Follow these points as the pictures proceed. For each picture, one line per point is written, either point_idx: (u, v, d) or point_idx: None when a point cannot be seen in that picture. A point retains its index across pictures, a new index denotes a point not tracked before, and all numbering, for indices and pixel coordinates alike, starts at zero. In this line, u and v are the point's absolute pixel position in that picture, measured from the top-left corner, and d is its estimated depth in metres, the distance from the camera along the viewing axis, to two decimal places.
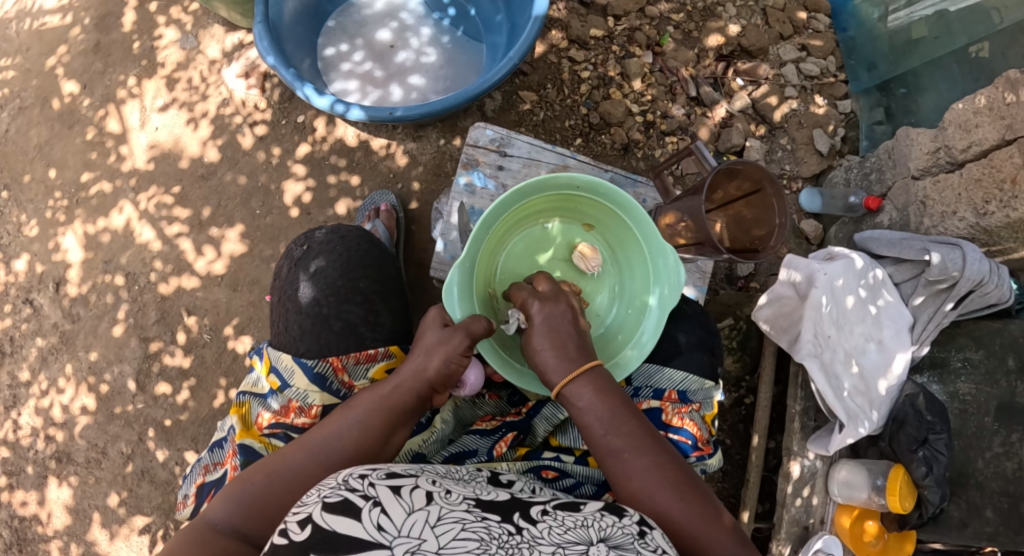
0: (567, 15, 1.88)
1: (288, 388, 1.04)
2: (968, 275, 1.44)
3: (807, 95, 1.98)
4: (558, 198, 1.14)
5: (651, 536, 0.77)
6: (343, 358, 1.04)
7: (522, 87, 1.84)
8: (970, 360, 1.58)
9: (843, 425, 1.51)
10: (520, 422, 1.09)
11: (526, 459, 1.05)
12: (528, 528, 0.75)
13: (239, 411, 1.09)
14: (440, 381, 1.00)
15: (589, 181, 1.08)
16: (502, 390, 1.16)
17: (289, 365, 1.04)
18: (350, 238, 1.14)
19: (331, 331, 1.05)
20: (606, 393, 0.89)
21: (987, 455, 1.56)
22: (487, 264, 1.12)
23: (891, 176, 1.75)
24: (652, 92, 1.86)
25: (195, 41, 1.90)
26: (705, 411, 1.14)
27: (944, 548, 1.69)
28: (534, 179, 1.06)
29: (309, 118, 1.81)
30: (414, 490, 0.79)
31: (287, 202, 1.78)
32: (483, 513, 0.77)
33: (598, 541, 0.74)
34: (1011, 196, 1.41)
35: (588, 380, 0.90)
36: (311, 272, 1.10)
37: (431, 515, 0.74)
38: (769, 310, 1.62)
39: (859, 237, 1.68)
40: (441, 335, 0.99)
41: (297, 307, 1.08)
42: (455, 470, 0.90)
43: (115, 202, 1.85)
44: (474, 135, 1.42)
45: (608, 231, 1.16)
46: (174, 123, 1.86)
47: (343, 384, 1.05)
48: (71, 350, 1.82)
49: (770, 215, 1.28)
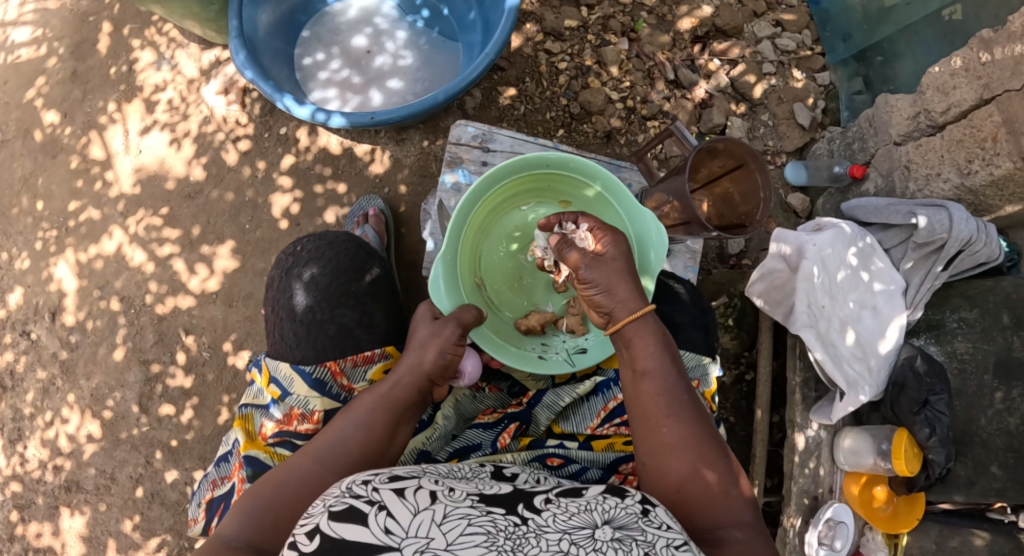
0: (540, 8, 1.88)
1: (289, 396, 1.06)
2: (956, 235, 1.46)
3: (786, 70, 1.98)
4: (531, 180, 1.17)
5: (654, 514, 0.78)
6: (340, 362, 1.05)
7: (500, 83, 1.85)
8: (965, 320, 1.60)
9: (844, 393, 1.53)
10: (522, 412, 1.10)
11: (530, 449, 1.07)
12: (533, 519, 0.75)
13: (242, 423, 1.11)
14: (438, 373, 1.02)
15: (555, 158, 1.11)
16: (502, 382, 1.17)
17: (289, 373, 1.05)
18: (339, 243, 1.14)
19: (327, 336, 1.06)
20: (663, 340, 0.93)
21: (989, 412, 1.57)
22: (470, 254, 1.17)
23: (874, 143, 1.76)
24: (630, 78, 1.87)
25: (171, 62, 1.90)
26: (704, 387, 1.16)
27: (953, 507, 1.68)
28: (501, 165, 1.10)
29: (291, 129, 1.81)
30: (418, 491, 0.79)
31: (275, 215, 1.79)
32: (487, 507, 0.77)
33: (604, 523, 0.74)
34: (993, 154, 1.41)
35: (646, 326, 0.93)
36: (303, 280, 1.10)
37: (437, 513, 0.75)
38: (761, 285, 1.64)
39: (846, 206, 1.71)
40: (432, 327, 1.04)
41: (291, 315, 1.08)
42: (457, 467, 0.90)
43: (105, 228, 1.85)
44: (456, 133, 1.43)
45: (586, 204, 1.18)
46: (157, 145, 1.86)
47: (343, 388, 1.06)
48: (72, 378, 1.83)
49: (755, 190, 1.29)
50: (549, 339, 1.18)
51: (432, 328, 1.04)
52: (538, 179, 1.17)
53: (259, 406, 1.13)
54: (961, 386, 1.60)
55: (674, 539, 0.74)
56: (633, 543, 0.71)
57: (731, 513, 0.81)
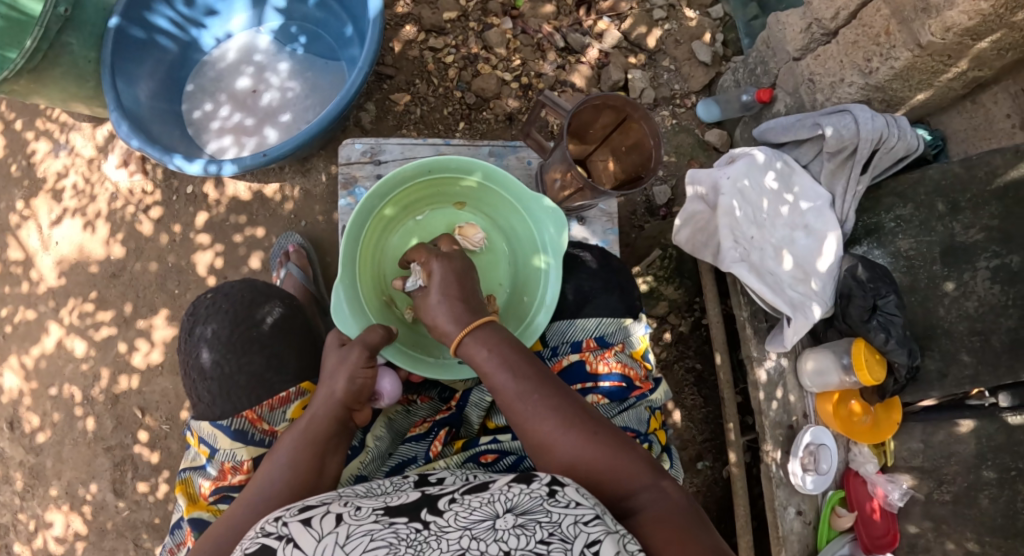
0: (416, 7, 1.86)
1: (216, 452, 1.05)
2: (865, 137, 1.45)
3: (677, 11, 1.96)
4: (420, 188, 1.17)
5: (562, 494, 0.77)
6: (257, 409, 1.05)
7: (392, 90, 1.82)
8: (903, 218, 1.53)
9: (791, 318, 1.49)
10: (451, 416, 1.11)
11: (463, 451, 1.07)
12: (434, 521, 0.74)
13: (182, 488, 1.10)
14: (353, 399, 1.01)
15: (440, 161, 1.11)
16: (431, 391, 1.16)
17: (210, 431, 1.04)
18: (235, 292, 1.13)
19: (240, 387, 1.05)
20: (503, 343, 0.94)
21: (946, 302, 1.49)
22: (373, 272, 1.16)
23: (774, 64, 1.74)
24: (520, 55, 1.86)
25: (68, 146, 1.88)
26: (630, 348, 1.15)
27: (936, 403, 1.58)
28: (385, 178, 1.08)
29: (198, 187, 1.80)
30: (325, 516, 0.77)
31: (202, 273, 1.77)
32: (391, 519, 0.75)
33: (506, 512, 0.73)
34: (889, 47, 1.40)
35: (482, 336, 0.94)
36: (205, 337, 1.09)
37: (340, 535, 0.73)
38: (686, 232, 1.60)
39: (757, 132, 1.66)
40: (341, 353, 1.03)
41: (201, 373, 1.07)
42: (374, 484, 0.89)
43: (41, 325, 1.83)
44: (345, 153, 1.39)
45: (480, 202, 1.21)
46: (73, 233, 1.83)
47: (266, 432, 1.07)
48: (45, 483, 1.79)
49: (642, 140, 1.27)
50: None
51: (339, 355, 1.02)
52: (426, 186, 1.17)
53: (195, 467, 1.12)
54: (913, 284, 1.53)
55: (583, 514, 0.73)
56: (534, 526, 0.70)
57: (628, 473, 0.83)
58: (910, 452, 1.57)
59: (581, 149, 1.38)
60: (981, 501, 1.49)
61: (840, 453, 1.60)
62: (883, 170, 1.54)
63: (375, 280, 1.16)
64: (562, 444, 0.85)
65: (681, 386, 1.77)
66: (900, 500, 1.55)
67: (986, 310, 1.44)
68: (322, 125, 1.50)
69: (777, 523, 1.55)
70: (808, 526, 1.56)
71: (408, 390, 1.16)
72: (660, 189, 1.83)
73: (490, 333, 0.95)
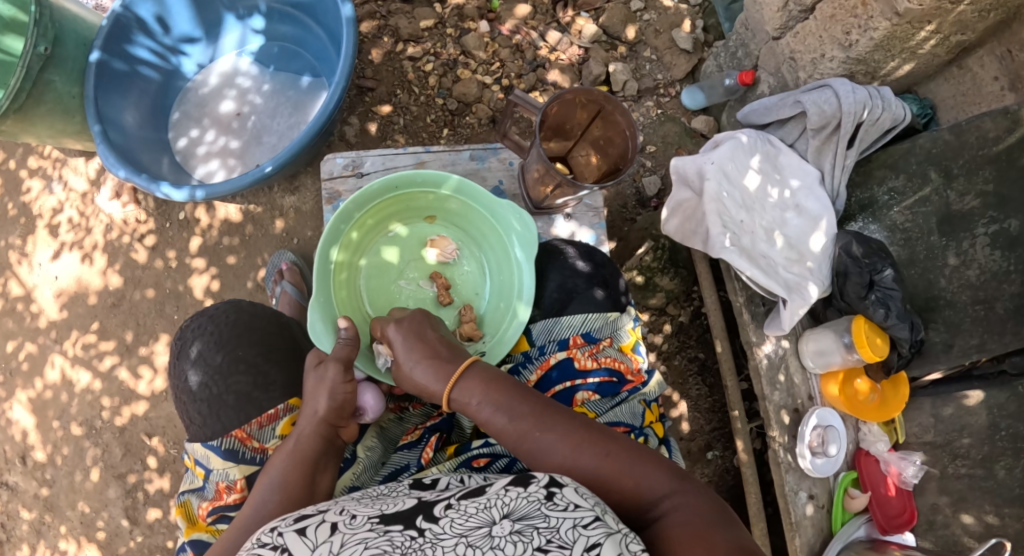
0: (393, 17, 1.86)
1: (211, 473, 1.06)
2: (847, 111, 1.43)
3: (655, 1, 1.94)
4: (388, 205, 1.20)
5: (560, 495, 0.76)
6: (246, 427, 1.06)
7: (374, 102, 1.83)
8: (895, 190, 1.49)
9: (788, 299, 1.46)
10: (442, 422, 1.10)
11: (456, 456, 1.05)
12: (430, 527, 0.73)
13: (182, 510, 1.10)
14: (337, 416, 1.01)
15: (403, 178, 1.16)
16: (423, 397, 1.16)
17: (203, 452, 1.05)
18: (219, 314, 1.14)
19: (228, 406, 1.06)
20: (493, 382, 0.93)
21: (947, 272, 1.44)
22: (348, 292, 1.18)
23: (755, 46, 1.73)
24: (499, 58, 1.86)
25: (61, 181, 1.90)
26: (620, 342, 1.14)
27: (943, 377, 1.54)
28: (351, 198, 1.12)
29: (190, 212, 1.82)
30: (318, 527, 0.77)
31: (199, 297, 1.79)
32: (386, 527, 0.75)
33: (502, 518, 0.73)
34: (866, 19, 1.37)
35: (472, 378, 0.94)
36: (193, 359, 1.10)
37: (334, 545, 0.73)
38: (675, 222, 1.56)
39: (739, 116, 1.64)
40: (318, 375, 1.03)
41: (190, 396, 1.08)
42: (368, 495, 0.88)
43: (45, 358, 1.85)
44: (327, 168, 1.39)
45: (448, 213, 1.24)
46: (71, 265, 1.85)
47: (256, 450, 1.07)
48: (58, 513, 1.82)
49: (623, 131, 1.26)
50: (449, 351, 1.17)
51: (316, 376, 1.03)
52: (394, 202, 1.20)
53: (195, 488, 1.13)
54: (911, 256, 1.48)
55: (582, 518, 0.72)
56: (531, 532, 0.69)
57: (654, 486, 0.82)
58: (922, 428, 1.53)
59: (562, 146, 1.36)
60: (999, 472, 1.43)
61: (850, 434, 1.55)
62: (871, 143, 1.52)
63: (350, 299, 1.18)
64: (583, 472, 0.85)
65: (685, 377, 1.75)
66: (914, 476, 1.50)
67: (988, 279, 1.39)
68: (304, 142, 1.50)
69: (788, 509, 1.50)
70: (823, 511, 1.50)
71: (396, 400, 1.17)
72: (650, 179, 1.81)
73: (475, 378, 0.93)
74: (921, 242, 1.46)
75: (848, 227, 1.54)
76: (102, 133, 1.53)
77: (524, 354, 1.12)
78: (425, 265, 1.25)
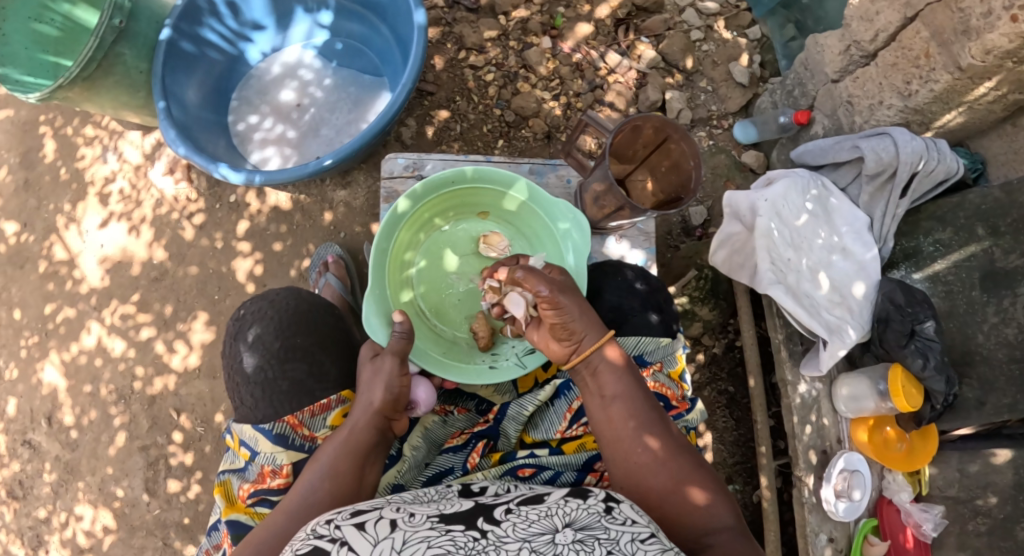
0: (458, 25, 1.90)
1: (257, 455, 1.08)
2: (905, 159, 1.43)
3: (714, 33, 1.97)
4: (446, 199, 1.21)
5: (618, 510, 0.78)
6: (298, 414, 1.07)
7: (433, 106, 1.86)
8: (941, 242, 1.50)
9: (827, 341, 1.48)
10: (489, 429, 1.13)
11: (501, 463, 1.09)
12: (492, 530, 0.75)
13: (221, 489, 1.12)
14: (391, 408, 1.02)
15: (465, 175, 1.17)
16: (469, 402, 1.17)
17: (252, 434, 1.07)
18: (279, 300, 1.16)
19: (281, 392, 1.08)
20: (617, 370, 0.96)
21: (985, 328, 1.43)
22: (402, 282, 1.20)
23: (812, 86, 1.73)
24: (558, 75, 1.89)
25: (116, 152, 1.94)
26: (669, 368, 1.16)
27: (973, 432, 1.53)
28: (411, 190, 1.14)
29: (241, 195, 1.84)
30: (378, 521, 0.78)
31: (241, 280, 1.81)
32: (446, 526, 0.76)
33: (564, 526, 0.74)
34: (929, 70, 1.38)
35: (597, 358, 0.97)
36: (249, 342, 1.12)
37: (396, 541, 0.74)
38: (723, 253, 1.61)
39: (793, 154, 1.67)
40: (374, 365, 1.05)
41: (244, 378, 1.10)
42: (420, 496, 0.89)
43: (83, 324, 1.88)
44: (387, 167, 1.42)
45: (504, 211, 1.24)
46: (117, 235, 1.88)
47: (305, 438, 1.08)
48: (78, 477, 1.84)
49: (685, 159, 1.27)
50: (497, 349, 1.19)
51: (373, 367, 1.04)
52: (451, 196, 1.20)
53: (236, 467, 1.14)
54: (951, 309, 1.48)
55: (639, 532, 0.74)
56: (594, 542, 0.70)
57: (706, 516, 0.86)
58: (947, 480, 1.50)
59: (622, 168, 1.38)
60: (1019, 534, 1.44)
61: (873, 480, 1.53)
62: (923, 193, 1.51)
63: (404, 289, 1.20)
64: (649, 476, 0.90)
65: (714, 408, 1.76)
66: (934, 530, 1.47)
67: None
68: (367, 139, 1.52)
69: (808, 548, 1.53)
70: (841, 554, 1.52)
71: (444, 400, 1.17)
72: (697, 209, 1.83)
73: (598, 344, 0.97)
74: (962, 298, 1.47)
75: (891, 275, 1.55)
76: (167, 110, 1.56)
77: None
78: (478, 261, 1.25)
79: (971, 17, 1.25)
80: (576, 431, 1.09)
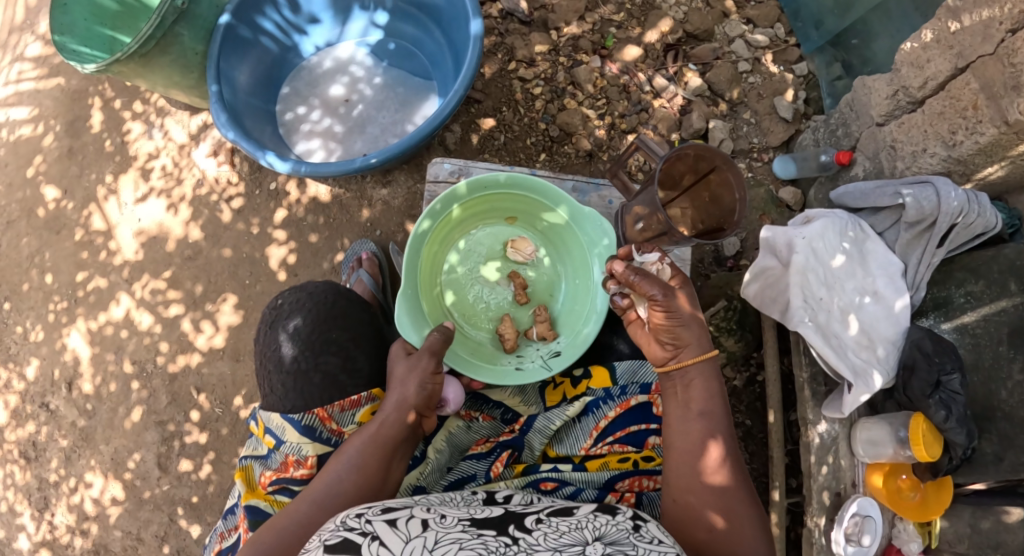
0: (510, 37, 1.93)
1: (283, 444, 1.09)
2: (945, 212, 1.44)
3: (761, 66, 1.98)
4: (473, 205, 1.25)
5: (645, 528, 0.80)
6: (328, 407, 1.09)
7: (478, 115, 1.88)
8: (973, 294, 1.52)
9: (853, 384, 1.47)
10: (514, 439, 1.14)
11: (523, 475, 1.11)
12: (523, 538, 0.76)
13: (242, 474, 1.14)
14: (423, 405, 1.04)
15: (494, 180, 1.20)
16: (495, 411, 1.18)
17: (280, 423, 1.08)
18: (319, 293, 1.18)
19: (313, 384, 1.09)
20: (714, 388, 1.01)
21: (1009, 385, 1.45)
22: (430, 284, 1.26)
23: (857, 128, 1.74)
24: (604, 95, 1.90)
25: (161, 130, 1.97)
26: None
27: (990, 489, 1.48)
28: (439, 195, 1.18)
29: (281, 184, 1.86)
30: (410, 520, 0.80)
31: (273, 267, 1.83)
32: (478, 531, 0.77)
33: (594, 540, 0.75)
34: (975, 122, 1.38)
35: (701, 370, 1.01)
36: (289, 331, 1.14)
37: (428, 540, 0.75)
38: (755, 286, 1.60)
39: (834, 194, 1.68)
40: (408, 362, 1.07)
41: (278, 366, 1.11)
42: (447, 500, 0.90)
43: (112, 294, 1.90)
44: (433, 171, 1.43)
45: (528, 216, 1.28)
46: (155, 211, 1.91)
47: (333, 432, 1.10)
48: (92, 445, 1.86)
49: (731, 192, 1.28)
50: (522, 351, 1.25)
51: (407, 363, 1.06)
52: (478, 202, 1.25)
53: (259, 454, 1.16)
54: (976, 361, 1.50)
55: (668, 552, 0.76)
56: None
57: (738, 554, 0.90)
58: (957, 535, 1.53)
59: (664, 192, 1.37)
60: None
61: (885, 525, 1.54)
62: (959, 245, 1.52)
63: (431, 291, 1.26)
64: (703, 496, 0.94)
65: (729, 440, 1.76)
66: None
67: None
68: (414, 141, 1.54)
69: None
70: None
71: (472, 407, 1.18)
72: (731, 240, 1.84)
73: (698, 362, 1.01)
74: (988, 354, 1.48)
75: (920, 323, 1.59)
76: (220, 94, 1.59)
77: (605, 390, 1.14)
78: (503, 264, 1.30)
79: (1022, 73, 1.24)
80: (602, 449, 1.11)
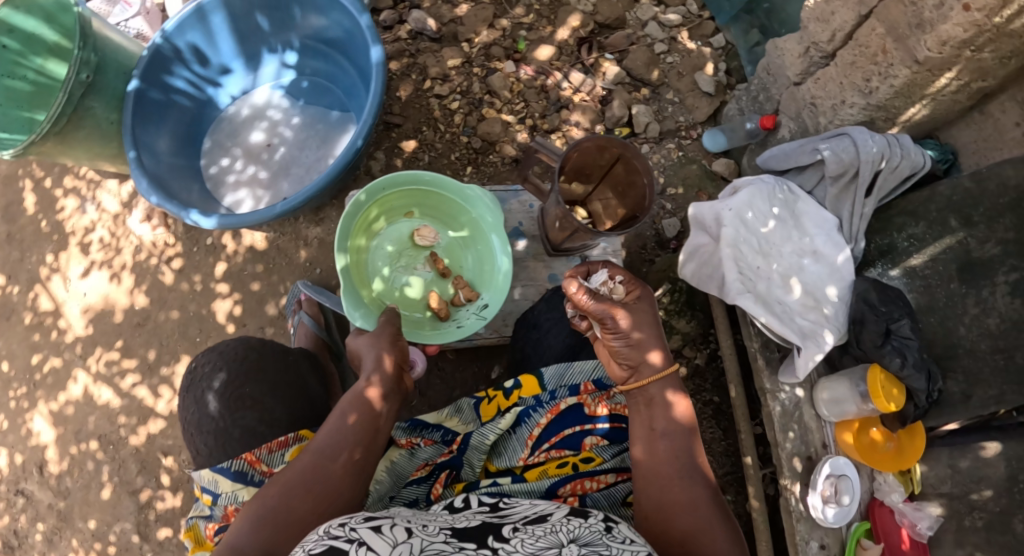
0: (422, 56, 1.93)
1: (218, 497, 1.07)
2: (864, 159, 1.43)
3: (678, 44, 1.98)
4: (373, 210, 1.33)
5: (617, 529, 0.81)
6: (255, 451, 1.09)
7: (400, 138, 1.88)
8: (915, 236, 1.48)
9: (802, 347, 1.46)
10: (453, 459, 1.13)
11: (462, 493, 1.10)
12: (502, 547, 0.76)
13: (190, 533, 1.12)
14: (400, 363, 1.13)
15: (388, 179, 1.28)
16: (435, 432, 1.15)
17: (210, 477, 1.07)
18: (229, 350, 1.21)
19: (234, 439, 1.11)
20: (673, 405, 1.01)
21: (966, 320, 1.41)
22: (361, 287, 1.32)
23: (776, 91, 1.74)
24: (523, 98, 1.90)
25: (94, 202, 1.97)
26: None
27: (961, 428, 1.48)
28: (348, 206, 1.24)
29: (217, 238, 1.87)
30: (393, 527, 0.80)
31: (221, 321, 1.83)
32: (460, 543, 0.77)
33: (570, 542, 0.76)
34: (887, 66, 1.38)
35: (660, 387, 1.02)
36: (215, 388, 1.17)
37: (414, 546, 0.75)
38: (693, 265, 1.60)
39: (761, 160, 1.66)
40: (374, 333, 1.16)
41: (197, 427, 1.14)
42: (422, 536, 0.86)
43: (69, 373, 1.90)
44: None
45: (423, 206, 1.39)
46: (99, 284, 1.91)
47: (265, 474, 1.09)
48: (71, 525, 1.85)
49: (638, 175, 1.28)
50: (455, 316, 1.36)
51: (370, 335, 1.15)
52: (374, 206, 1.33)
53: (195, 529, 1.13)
54: (930, 303, 1.46)
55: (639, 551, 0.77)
56: None
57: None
58: (938, 478, 1.49)
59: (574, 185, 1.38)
60: (1016, 525, 1.37)
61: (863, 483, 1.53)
62: (890, 190, 1.51)
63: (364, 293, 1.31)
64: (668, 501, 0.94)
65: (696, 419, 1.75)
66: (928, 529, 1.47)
67: (1009, 328, 1.35)
68: (331, 177, 1.54)
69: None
70: None
71: (413, 430, 1.14)
72: (670, 221, 1.84)
73: (661, 381, 1.02)
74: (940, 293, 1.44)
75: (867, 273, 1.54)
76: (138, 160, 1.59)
77: (535, 398, 1.11)
78: (412, 254, 1.41)
79: (923, 9, 1.24)
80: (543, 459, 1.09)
